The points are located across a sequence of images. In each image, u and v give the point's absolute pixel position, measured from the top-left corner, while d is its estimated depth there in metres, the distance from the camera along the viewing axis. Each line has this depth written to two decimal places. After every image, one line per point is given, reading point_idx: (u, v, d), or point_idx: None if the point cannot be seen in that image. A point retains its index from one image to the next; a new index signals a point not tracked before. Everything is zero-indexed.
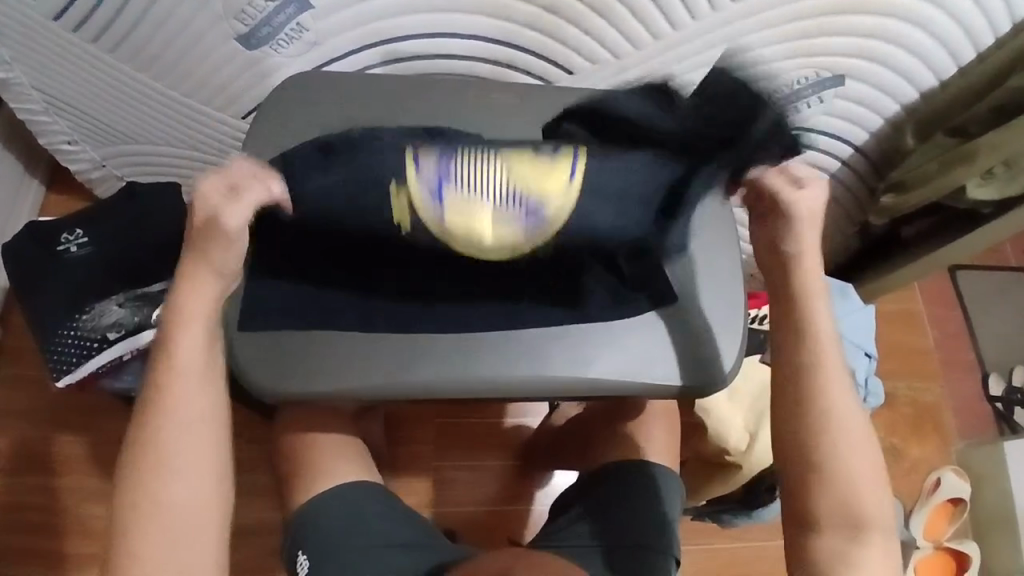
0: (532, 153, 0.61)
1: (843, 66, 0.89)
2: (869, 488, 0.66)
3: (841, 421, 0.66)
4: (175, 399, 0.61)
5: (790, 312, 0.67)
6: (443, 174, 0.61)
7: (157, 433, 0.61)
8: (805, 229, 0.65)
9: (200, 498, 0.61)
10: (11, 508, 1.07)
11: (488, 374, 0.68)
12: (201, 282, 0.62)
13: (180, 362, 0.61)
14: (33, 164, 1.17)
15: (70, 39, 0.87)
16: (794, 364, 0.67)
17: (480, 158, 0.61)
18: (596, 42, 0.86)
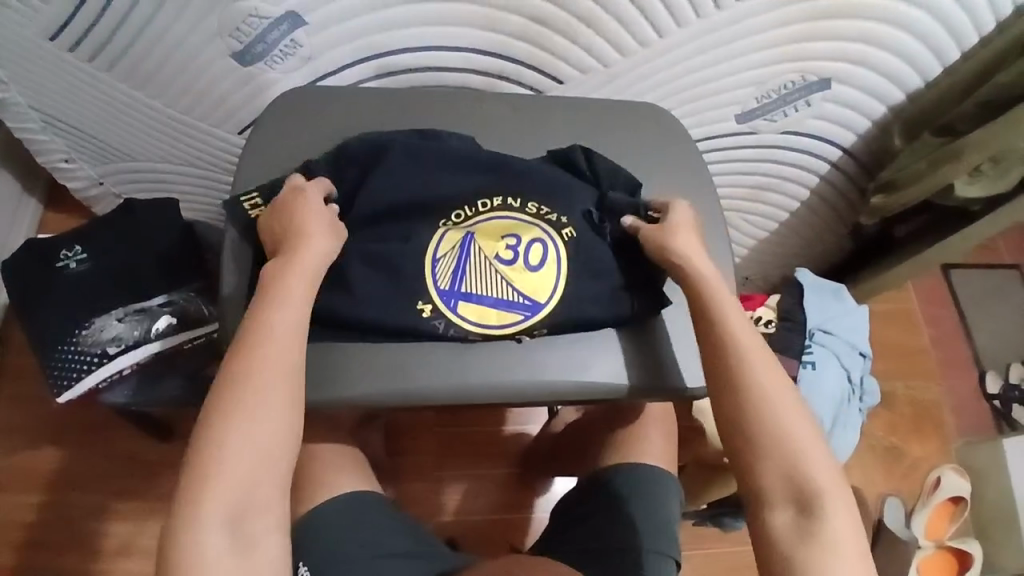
0: (514, 239, 0.70)
1: (828, 70, 0.91)
2: (814, 457, 0.63)
3: (769, 390, 0.65)
4: (256, 380, 0.59)
5: (698, 302, 0.68)
6: (449, 280, 0.69)
7: (247, 392, 0.59)
8: (680, 229, 0.71)
9: (270, 475, 0.59)
10: (11, 526, 1.07)
11: (486, 381, 0.68)
12: (298, 275, 0.63)
13: (266, 346, 0.60)
14: (31, 183, 1.18)
15: (67, 60, 0.88)
16: (717, 355, 0.67)
17: (473, 255, 0.69)
18: (585, 52, 0.87)
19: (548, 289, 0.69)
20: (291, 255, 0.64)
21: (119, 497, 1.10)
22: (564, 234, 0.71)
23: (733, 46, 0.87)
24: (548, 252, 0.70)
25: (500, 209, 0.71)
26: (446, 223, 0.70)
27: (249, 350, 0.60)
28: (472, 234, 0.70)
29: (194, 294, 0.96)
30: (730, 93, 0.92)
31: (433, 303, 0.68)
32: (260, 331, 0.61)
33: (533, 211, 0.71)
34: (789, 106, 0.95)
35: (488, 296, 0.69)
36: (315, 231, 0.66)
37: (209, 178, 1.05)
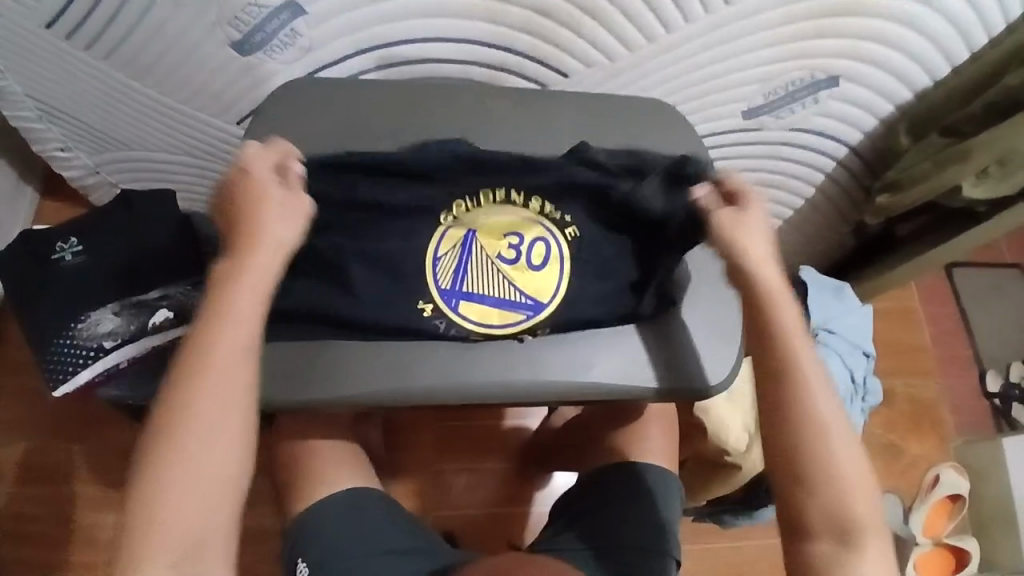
0: (516, 237, 0.69)
1: (836, 67, 0.89)
2: (859, 492, 0.64)
3: (824, 421, 0.64)
4: (207, 386, 0.58)
5: (759, 313, 0.66)
6: (450, 279, 0.68)
7: (193, 404, 0.57)
8: (748, 234, 0.66)
9: (224, 483, 0.57)
10: (10, 517, 1.07)
11: (489, 380, 0.68)
12: (250, 274, 0.61)
13: (217, 352, 0.58)
14: (28, 172, 1.17)
15: (63, 48, 0.87)
16: (769, 372, 0.66)
17: (474, 254, 0.69)
18: (590, 46, 0.85)
19: (551, 289, 0.69)
20: (241, 252, 0.61)
21: (117, 488, 1.10)
22: (567, 234, 0.70)
23: (741, 42, 0.85)
24: (551, 251, 0.70)
25: (504, 207, 0.70)
26: (446, 216, 0.69)
27: (195, 361, 0.58)
28: (474, 231, 0.69)
29: (191, 287, 0.94)
30: (736, 90, 0.91)
31: (433, 303, 0.68)
32: (207, 341, 0.59)
33: (536, 208, 0.70)
34: (796, 103, 0.94)
35: (492, 297, 0.68)
36: (268, 221, 0.62)
37: (207, 169, 1.04)
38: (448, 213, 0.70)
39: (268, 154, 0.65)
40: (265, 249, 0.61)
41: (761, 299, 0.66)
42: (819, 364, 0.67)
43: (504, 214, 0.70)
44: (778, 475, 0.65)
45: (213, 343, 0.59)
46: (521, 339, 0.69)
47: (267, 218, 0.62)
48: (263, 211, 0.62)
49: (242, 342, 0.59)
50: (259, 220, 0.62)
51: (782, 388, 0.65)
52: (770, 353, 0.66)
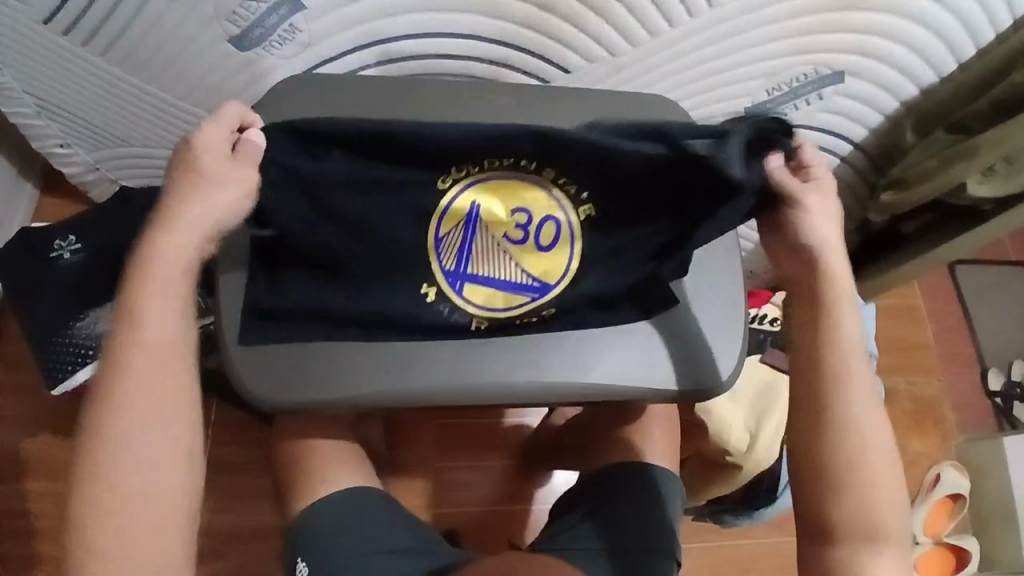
0: (524, 215, 0.62)
1: (841, 63, 0.88)
2: (888, 500, 0.65)
3: (863, 430, 0.65)
4: (133, 385, 0.58)
5: (820, 314, 0.67)
6: (454, 261, 0.63)
7: (117, 430, 0.57)
8: (824, 217, 0.64)
9: (166, 475, 0.58)
10: (10, 514, 1.07)
11: (489, 380, 0.67)
12: (163, 266, 0.59)
13: (139, 351, 0.58)
14: (27, 168, 1.16)
15: (60, 43, 0.86)
16: (811, 371, 0.67)
17: (478, 234, 0.62)
18: (592, 41, 0.85)
19: (558, 272, 0.64)
20: (155, 243, 0.60)
21: None
22: (581, 212, 0.61)
23: (745, 37, 0.84)
24: (561, 230, 0.62)
25: (509, 176, 0.60)
26: (446, 183, 0.60)
27: (110, 388, 0.58)
28: (478, 206, 0.61)
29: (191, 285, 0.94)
30: (740, 85, 0.90)
31: (438, 288, 0.65)
32: (122, 364, 0.58)
33: (549, 178, 0.59)
34: (801, 99, 0.93)
35: (496, 279, 0.64)
36: (200, 206, 0.60)
37: None
38: (447, 179, 0.60)
39: (215, 126, 0.61)
40: (179, 250, 0.60)
41: (819, 299, 0.67)
42: (868, 372, 0.67)
43: (511, 184, 0.60)
44: (806, 470, 0.67)
45: (128, 365, 0.58)
46: (524, 321, 0.67)
47: (181, 217, 0.60)
48: (174, 212, 0.60)
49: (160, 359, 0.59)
50: (168, 224, 0.60)
51: (823, 389, 0.66)
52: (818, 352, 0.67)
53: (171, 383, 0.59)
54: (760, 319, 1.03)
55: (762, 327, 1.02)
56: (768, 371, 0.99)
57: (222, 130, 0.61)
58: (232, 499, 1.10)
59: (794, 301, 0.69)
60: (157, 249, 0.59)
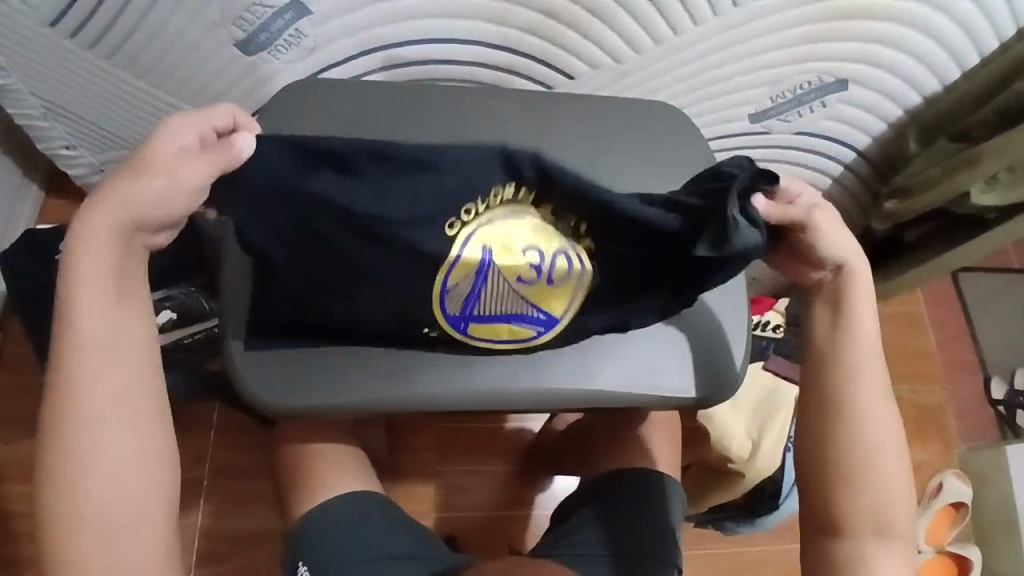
0: (536, 253, 0.59)
1: (846, 71, 0.89)
2: (899, 495, 0.65)
3: (876, 425, 0.66)
4: (80, 394, 0.57)
5: (838, 308, 0.66)
6: (460, 305, 0.62)
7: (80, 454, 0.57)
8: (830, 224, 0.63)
9: (134, 476, 0.59)
10: (11, 514, 1.07)
11: (490, 385, 0.67)
12: (93, 267, 0.58)
13: (80, 358, 0.58)
14: (32, 169, 1.17)
15: (67, 47, 0.87)
16: (821, 367, 0.67)
17: (488, 279, 0.60)
18: (596, 48, 0.85)
19: (569, 299, 0.63)
20: (80, 244, 0.58)
21: None
22: (585, 247, 0.59)
23: (749, 45, 0.85)
24: (572, 265, 0.60)
25: (511, 216, 0.57)
26: (452, 230, 0.57)
27: (61, 415, 0.57)
28: (490, 252, 0.59)
29: (194, 289, 0.96)
30: (744, 93, 0.90)
31: (444, 329, 0.64)
32: (70, 384, 0.57)
33: (553, 221, 0.57)
34: (804, 107, 0.93)
35: (507, 315, 0.64)
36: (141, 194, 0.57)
37: None
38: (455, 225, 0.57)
39: (193, 119, 0.58)
40: (114, 251, 0.58)
41: (835, 297, 0.66)
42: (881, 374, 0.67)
43: (516, 228, 0.58)
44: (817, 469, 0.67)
45: (79, 386, 0.58)
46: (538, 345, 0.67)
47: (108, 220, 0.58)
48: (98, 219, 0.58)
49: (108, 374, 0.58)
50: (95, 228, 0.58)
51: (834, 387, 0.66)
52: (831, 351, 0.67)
53: (119, 385, 0.59)
54: (763, 325, 1.02)
55: (765, 334, 1.01)
56: (771, 378, 0.99)
57: (198, 128, 0.58)
58: (231, 502, 1.10)
59: (812, 301, 0.68)
60: (86, 257, 0.58)
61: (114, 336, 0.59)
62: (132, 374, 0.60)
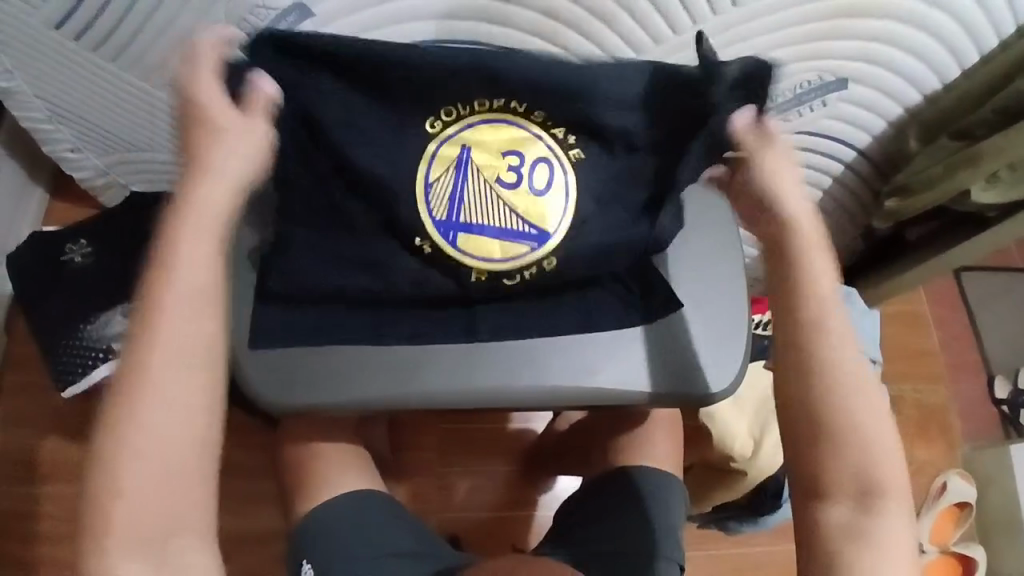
0: (516, 157, 0.61)
1: (846, 70, 0.89)
2: (881, 453, 0.61)
3: (849, 378, 0.62)
4: (157, 363, 0.53)
5: (790, 264, 0.63)
6: (445, 209, 0.61)
7: (128, 427, 0.52)
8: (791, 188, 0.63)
9: (191, 459, 0.54)
10: (16, 514, 1.08)
11: (490, 383, 0.68)
12: (191, 230, 0.55)
13: (166, 324, 0.54)
14: (37, 172, 1.17)
15: (73, 50, 0.88)
16: (786, 324, 0.63)
17: (470, 180, 0.61)
18: (597, 48, 0.85)
19: (557, 215, 0.62)
20: (184, 207, 0.56)
21: None
22: (572, 154, 0.62)
23: (749, 45, 0.85)
24: (554, 171, 0.62)
25: (494, 120, 0.60)
26: (433, 127, 0.60)
27: (133, 377, 0.53)
28: (468, 148, 0.61)
29: None
30: None
31: (431, 240, 0.62)
32: (137, 351, 0.53)
33: (535, 122, 0.60)
34: (805, 106, 0.93)
35: (492, 228, 0.62)
36: (217, 158, 0.57)
37: None
38: (434, 122, 0.60)
39: (206, 67, 0.58)
40: (214, 218, 0.56)
41: (791, 253, 0.63)
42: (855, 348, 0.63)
43: (498, 132, 0.60)
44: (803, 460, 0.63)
45: (152, 351, 0.53)
46: (527, 277, 0.64)
47: (209, 191, 0.56)
48: (202, 186, 0.56)
49: (173, 345, 0.53)
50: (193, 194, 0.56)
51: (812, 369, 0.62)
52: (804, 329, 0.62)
53: (199, 365, 0.54)
54: (764, 324, 1.03)
55: (765, 333, 1.02)
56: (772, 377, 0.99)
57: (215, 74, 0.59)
58: (235, 503, 1.11)
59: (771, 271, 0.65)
60: (180, 220, 0.55)
61: (203, 309, 0.55)
62: (213, 356, 0.55)
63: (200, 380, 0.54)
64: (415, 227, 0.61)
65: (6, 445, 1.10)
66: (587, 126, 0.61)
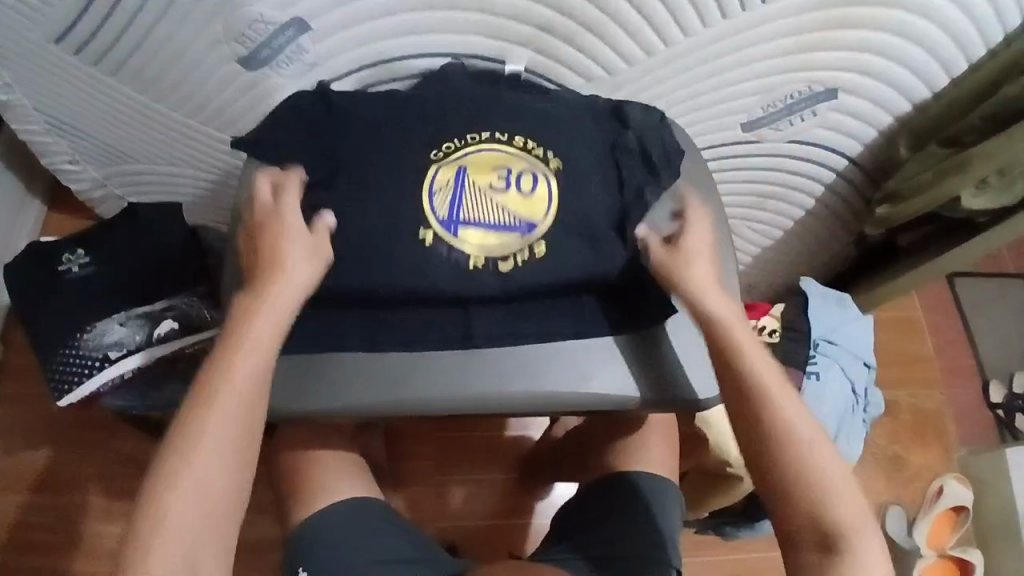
0: (505, 170, 0.70)
1: (836, 80, 0.90)
2: (841, 496, 0.64)
3: (795, 432, 0.65)
4: (207, 437, 0.58)
5: (721, 341, 0.67)
6: (447, 210, 0.69)
7: (169, 496, 0.56)
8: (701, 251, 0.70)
9: (217, 534, 0.57)
10: (13, 525, 1.07)
11: (487, 389, 0.68)
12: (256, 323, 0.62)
13: (221, 402, 0.59)
14: (35, 184, 1.18)
15: (73, 64, 0.89)
16: (731, 394, 0.67)
17: (467, 189, 0.70)
18: (590, 60, 0.86)
19: (543, 208, 0.70)
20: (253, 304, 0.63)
21: (121, 498, 1.10)
22: (552, 167, 0.71)
23: (740, 56, 0.86)
24: (540, 179, 0.71)
25: (484, 148, 0.71)
26: (435, 155, 0.70)
27: (183, 447, 0.57)
28: (465, 169, 0.70)
29: (196, 298, 0.95)
30: (736, 102, 0.92)
31: (433, 232, 0.69)
32: (193, 423, 0.58)
33: (520, 144, 0.72)
34: (795, 115, 0.94)
35: (489, 225, 0.70)
36: (289, 266, 0.64)
37: (209, 181, 1.05)
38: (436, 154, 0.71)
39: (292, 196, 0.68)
40: (272, 318, 0.62)
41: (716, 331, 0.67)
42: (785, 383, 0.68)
43: (491, 152, 0.71)
44: (769, 492, 0.66)
45: (207, 424, 0.58)
46: (520, 260, 0.69)
47: (279, 294, 0.63)
48: (272, 286, 0.63)
49: (230, 425, 0.59)
50: (264, 294, 0.63)
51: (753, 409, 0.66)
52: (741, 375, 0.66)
53: (241, 444, 0.59)
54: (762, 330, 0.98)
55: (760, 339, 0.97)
56: None
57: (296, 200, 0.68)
58: None
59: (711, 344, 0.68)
60: (251, 317, 0.62)
61: (254, 393, 0.60)
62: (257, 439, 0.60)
63: (243, 465, 0.59)
64: (417, 221, 0.69)
65: (3, 456, 1.10)
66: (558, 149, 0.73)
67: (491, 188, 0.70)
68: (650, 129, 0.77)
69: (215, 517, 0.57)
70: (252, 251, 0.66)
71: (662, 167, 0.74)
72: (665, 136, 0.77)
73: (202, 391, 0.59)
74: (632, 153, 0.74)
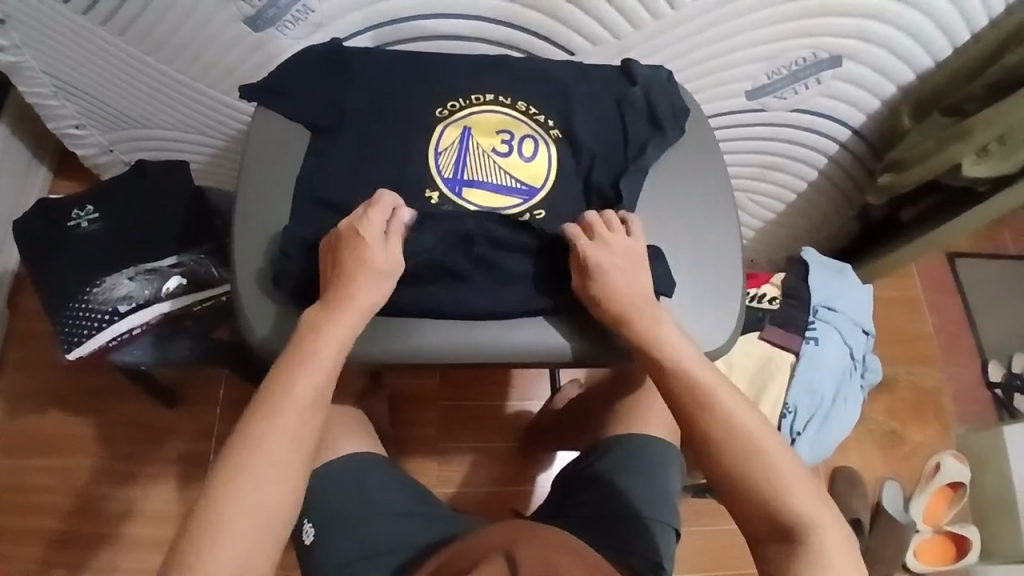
0: (508, 133, 0.74)
1: (841, 47, 0.91)
2: (791, 473, 0.63)
3: (734, 413, 0.64)
4: (300, 374, 0.61)
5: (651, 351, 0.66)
6: (452, 169, 0.72)
7: (245, 454, 0.59)
8: (619, 267, 0.68)
9: (291, 459, 0.60)
10: (18, 489, 1.09)
11: (490, 338, 0.69)
12: (361, 289, 0.64)
13: (319, 345, 0.62)
14: (41, 149, 1.19)
15: (81, 23, 0.89)
16: (678, 386, 0.66)
17: (470, 150, 0.73)
18: (595, 22, 0.87)
19: (542, 175, 0.73)
20: (355, 267, 0.64)
21: (126, 461, 1.11)
22: (553, 134, 0.75)
23: (745, 20, 0.87)
24: (540, 146, 0.74)
25: (486, 109, 0.75)
26: (442, 113, 0.74)
27: (282, 377, 0.61)
28: (469, 128, 0.74)
29: (204, 256, 0.96)
30: (742, 68, 0.92)
31: (439, 193, 0.71)
32: (282, 374, 0.62)
33: (522, 109, 0.75)
34: (800, 84, 0.95)
35: (492, 183, 0.72)
36: (361, 292, 0.64)
37: (214, 145, 1.06)
38: (441, 112, 0.74)
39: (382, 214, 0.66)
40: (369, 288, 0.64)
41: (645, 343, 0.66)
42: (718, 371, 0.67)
43: (496, 114, 0.75)
44: (715, 464, 0.64)
45: (303, 362, 0.62)
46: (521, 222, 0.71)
47: (362, 281, 0.64)
48: (357, 275, 0.64)
49: (289, 441, 0.60)
50: (332, 318, 0.63)
51: (732, 465, 0.63)
52: (712, 433, 0.64)
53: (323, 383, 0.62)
54: (760, 298, 1.00)
55: (760, 305, 0.99)
56: (767, 349, 0.96)
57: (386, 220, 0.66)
58: None
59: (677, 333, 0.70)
60: (337, 300, 0.64)
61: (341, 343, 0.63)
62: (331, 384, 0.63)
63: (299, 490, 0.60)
64: (424, 180, 0.72)
65: (9, 419, 1.12)
66: (562, 114, 0.76)
67: (492, 146, 0.73)
68: (657, 82, 0.79)
69: (264, 539, 0.57)
70: (325, 275, 0.66)
71: (666, 123, 0.77)
72: (673, 94, 0.79)
73: (257, 412, 0.60)
74: (637, 108, 0.77)
